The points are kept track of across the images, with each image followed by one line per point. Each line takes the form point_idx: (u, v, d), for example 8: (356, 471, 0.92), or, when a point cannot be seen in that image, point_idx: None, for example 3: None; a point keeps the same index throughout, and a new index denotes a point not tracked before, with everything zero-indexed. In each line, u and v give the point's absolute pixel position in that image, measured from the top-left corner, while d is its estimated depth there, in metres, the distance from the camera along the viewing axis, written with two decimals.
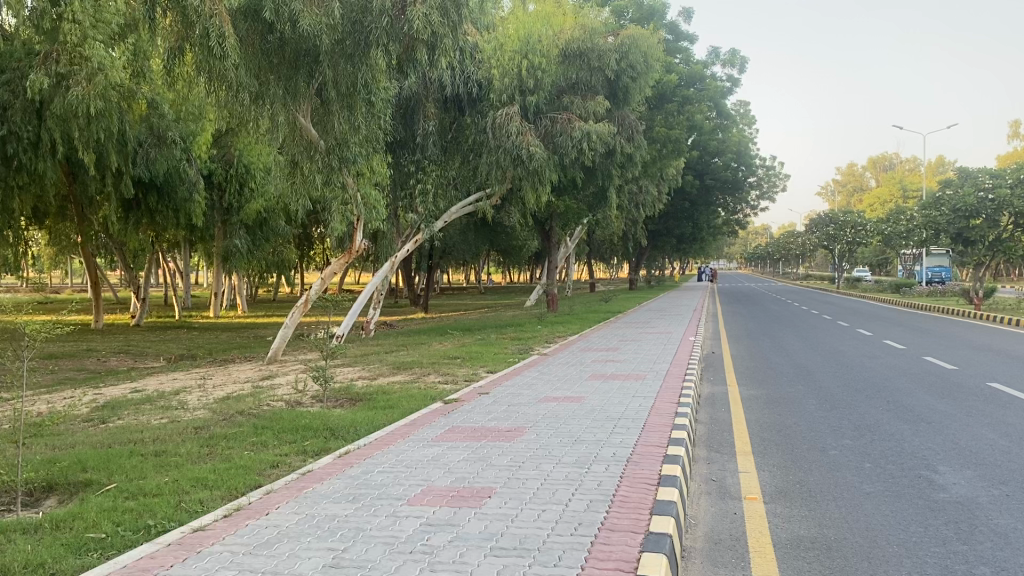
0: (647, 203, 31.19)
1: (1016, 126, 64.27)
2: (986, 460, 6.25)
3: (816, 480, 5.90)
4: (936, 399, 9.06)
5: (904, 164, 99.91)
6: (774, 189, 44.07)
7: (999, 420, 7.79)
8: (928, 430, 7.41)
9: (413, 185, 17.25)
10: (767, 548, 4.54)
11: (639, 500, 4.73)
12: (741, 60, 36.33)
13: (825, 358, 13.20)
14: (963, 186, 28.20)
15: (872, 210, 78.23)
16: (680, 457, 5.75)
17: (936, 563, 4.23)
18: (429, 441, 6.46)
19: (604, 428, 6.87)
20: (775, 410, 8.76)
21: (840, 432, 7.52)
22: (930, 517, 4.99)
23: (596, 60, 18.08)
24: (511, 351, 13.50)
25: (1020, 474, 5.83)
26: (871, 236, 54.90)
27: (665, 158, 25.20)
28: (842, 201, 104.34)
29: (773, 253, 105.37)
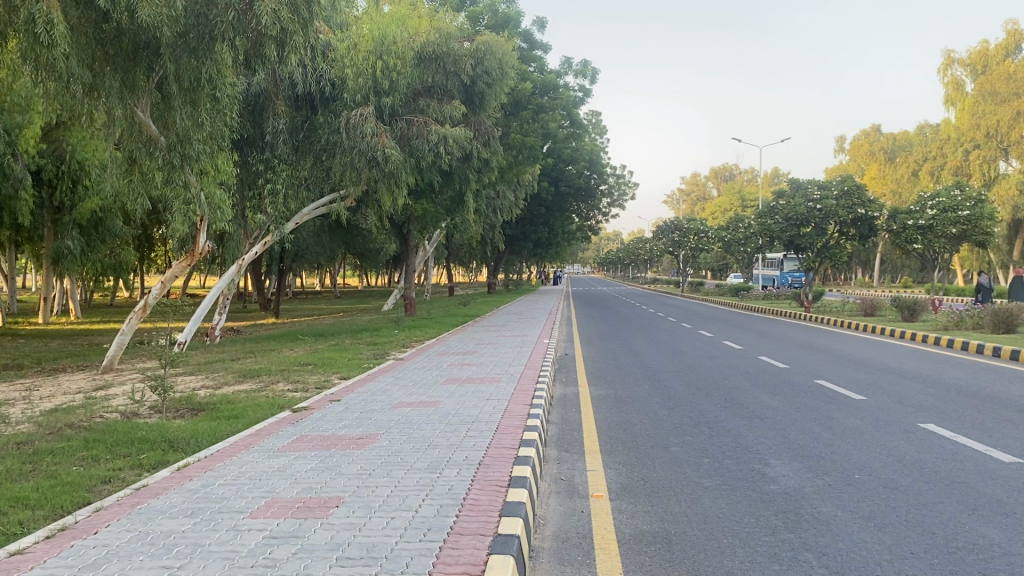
0: (504, 208, 31.54)
1: (842, 141, 69.56)
2: (811, 453, 6.70)
3: (658, 476, 6.13)
4: (770, 395, 9.64)
5: (742, 175, 106.10)
6: (625, 197, 45.57)
7: (824, 414, 8.38)
8: (760, 426, 7.87)
9: (262, 184, 16.67)
10: (612, 545, 4.66)
11: (490, 504, 4.74)
12: (592, 70, 37.42)
13: (669, 359, 13.80)
14: (794, 197, 30.05)
15: (714, 218, 82.48)
16: (530, 458, 5.83)
17: (766, 552, 4.48)
18: (274, 451, 6.26)
19: (457, 432, 6.87)
20: (623, 409, 9.07)
21: (682, 429, 7.86)
22: (762, 508, 5.29)
23: (451, 65, 18.14)
24: (365, 357, 13.29)
25: (842, 465, 6.27)
26: (713, 243, 57.80)
27: (521, 164, 25.59)
28: (687, 209, 109.40)
29: (623, 257, 109.22)
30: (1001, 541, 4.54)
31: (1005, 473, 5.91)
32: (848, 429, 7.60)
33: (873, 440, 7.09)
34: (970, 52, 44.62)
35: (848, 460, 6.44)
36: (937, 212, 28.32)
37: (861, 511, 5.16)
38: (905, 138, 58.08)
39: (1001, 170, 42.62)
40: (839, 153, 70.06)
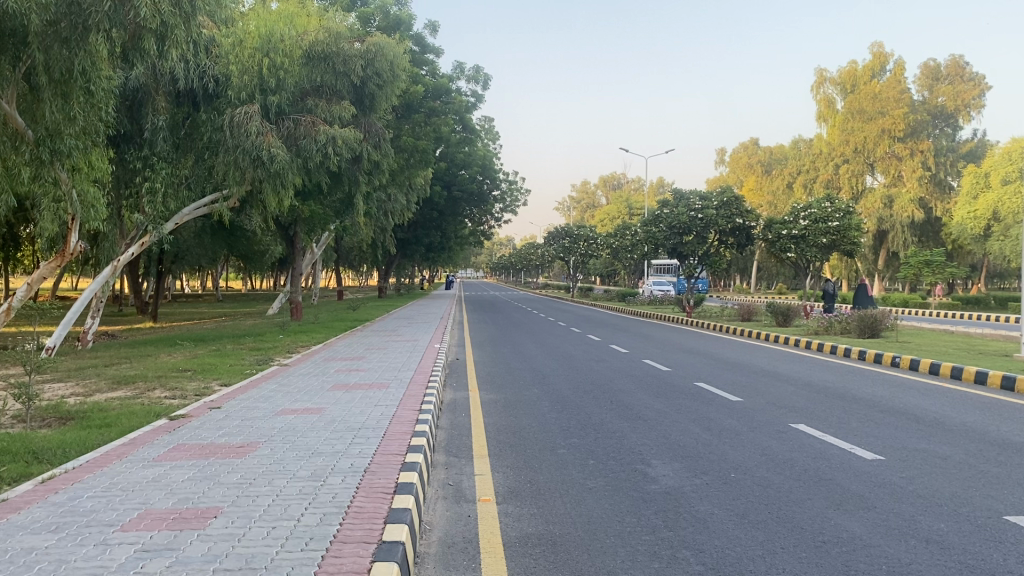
0: (395, 211, 31.28)
1: (722, 154, 72.40)
2: (690, 453, 6.94)
3: (544, 479, 6.21)
4: (653, 397, 9.91)
5: (630, 184, 108.94)
6: (516, 203, 45.95)
7: (703, 415, 8.68)
8: (643, 427, 8.08)
9: (140, 182, 15.95)
10: (497, 548, 4.70)
11: (375, 511, 4.68)
12: (484, 77, 37.59)
13: (558, 363, 13.99)
14: (678, 206, 30.97)
15: (602, 225, 84.19)
16: (417, 464, 5.80)
17: (646, 551, 4.60)
18: (149, 461, 6.00)
19: (343, 439, 6.77)
20: (511, 412, 9.15)
21: (568, 431, 7.99)
22: (643, 507, 5.43)
23: (340, 65, 17.86)
24: (248, 363, 12.89)
25: (719, 464, 6.52)
26: (601, 250, 59.01)
27: (413, 167, 25.41)
28: (577, 216, 111.38)
29: (515, 263, 110.15)
30: (862, 534, 4.82)
31: (868, 469, 6.27)
32: (725, 429, 7.89)
33: (748, 440, 7.39)
34: (840, 71, 47.24)
35: (725, 459, 6.69)
36: (810, 222, 29.80)
37: (736, 508, 5.37)
38: (781, 152, 60.86)
39: (867, 184, 45.26)
40: (720, 165, 72.83)
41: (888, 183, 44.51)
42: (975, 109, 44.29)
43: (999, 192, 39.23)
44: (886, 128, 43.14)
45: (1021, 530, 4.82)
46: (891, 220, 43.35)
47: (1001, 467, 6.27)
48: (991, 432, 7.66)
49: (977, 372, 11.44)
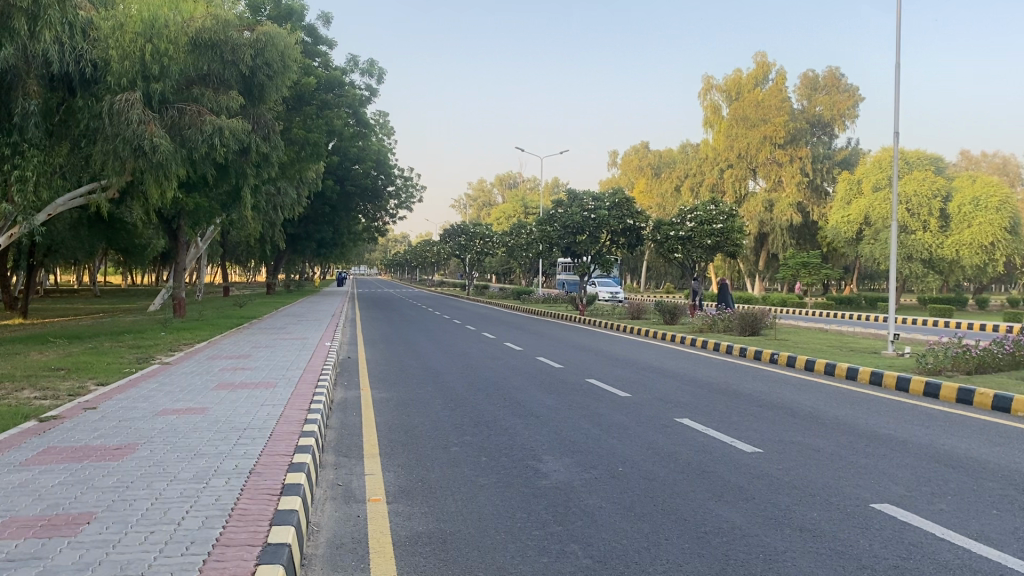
0: (286, 205, 30.51)
1: (615, 156, 73.87)
2: (581, 448, 7.07)
3: (436, 477, 6.19)
4: (545, 394, 10.03)
5: (525, 184, 109.92)
6: (411, 200, 45.59)
7: (594, 411, 8.84)
8: (536, 424, 8.16)
9: (8, 171, 14.93)
10: (386, 547, 4.65)
11: (259, 513, 4.56)
12: (379, 71, 37.13)
13: (452, 361, 13.97)
14: (571, 206, 31.41)
15: (498, 224, 84.58)
16: (305, 464, 5.68)
17: (536, 546, 4.65)
18: (15, 466, 5.65)
19: (227, 440, 6.56)
20: (403, 411, 9.08)
21: (461, 429, 8.00)
22: (534, 503, 5.49)
23: (229, 53, 17.32)
24: (126, 361, 12.33)
25: (608, 459, 6.65)
26: (497, 248, 59.24)
27: (304, 160, 24.83)
28: (473, 214, 111.47)
29: (409, 260, 109.29)
30: (742, 524, 5.02)
31: (748, 461, 6.54)
32: (614, 424, 8.07)
33: (635, 434, 7.58)
34: (725, 79, 49.01)
35: (614, 454, 6.83)
36: (696, 224, 30.84)
37: (623, 501, 5.50)
38: (670, 155, 62.63)
39: (749, 188, 47.12)
40: (614, 166, 74.35)
41: (769, 188, 46.41)
42: (848, 119, 46.80)
43: (870, 199, 41.68)
44: (768, 135, 44.98)
45: (884, 516, 5.14)
46: (772, 223, 45.30)
47: (869, 458, 6.66)
48: (860, 424, 8.12)
49: (847, 368, 12.09)
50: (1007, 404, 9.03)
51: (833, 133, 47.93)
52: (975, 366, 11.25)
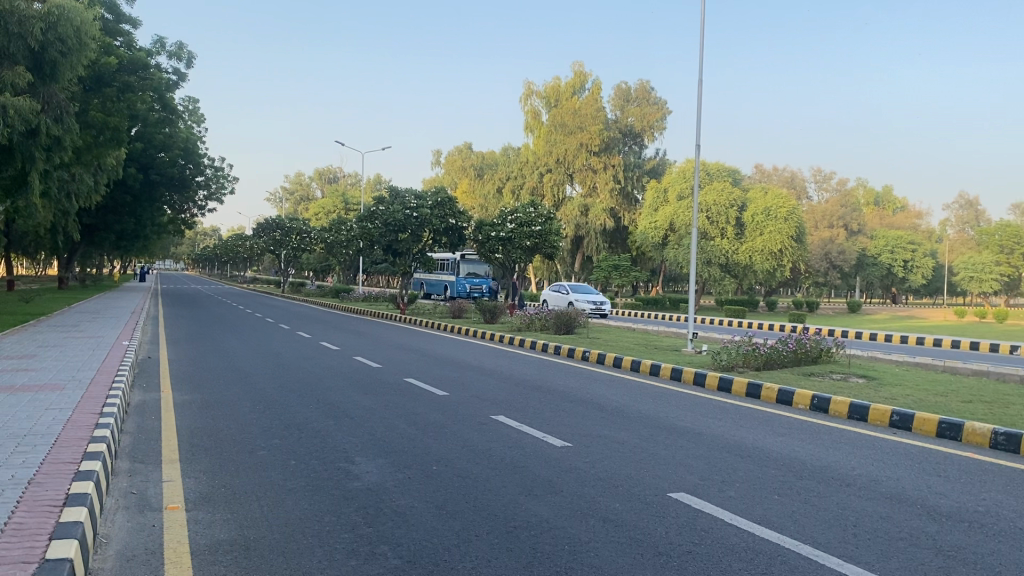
0: (81, 193, 28.19)
1: (438, 155, 74.17)
2: (395, 447, 7.01)
3: (241, 482, 5.93)
4: (360, 394, 9.87)
5: (345, 179, 108.10)
6: (223, 191, 43.58)
7: (410, 411, 8.78)
8: (349, 425, 8.00)
9: None
10: (183, 557, 4.41)
11: (38, 527, 4.18)
12: (188, 55, 35.19)
13: (264, 360, 13.46)
14: (393, 204, 30.72)
15: (316, 219, 82.47)
16: (93, 472, 5.28)
17: (345, 549, 4.56)
18: None
19: (3, 448, 5.98)
20: (208, 414, 8.63)
21: (270, 431, 7.72)
22: (344, 505, 5.39)
23: (14, 26, 15.80)
24: None
25: (421, 458, 6.64)
26: (315, 244, 57.74)
27: (102, 145, 23.10)
28: (290, 208, 107.78)
29: (219, 254, 104.07)
30: (549, 517, 5.16)
31: (558, 455, 6.74)
32: (430, 423, 8.07)
33: (451, 433, 7.61)
34: (544, 86, 50.44)
35: (427, 452, 6.83)
36: (515, 225, 31.59)
37: (435, 500, 5.50)
38: (491, 157, 63.62)
39: (567, 193, 48.62)
40: (435, 166, 74.59)
41: (584, 193, 48.13)
42: (658, 130, 49.42)
43: (675, 207, 44.26)
44: (584, 142, 46.55)
45: (682, 504, 5.45)
46: (586, 227, 47.15)
47: (668, 449, 7.06)
48: (663, 418, 8.58)
49: (652, 364, 12.74)
50: (789, 397, 9.86)
51: (644, 144, 50.56)
52: (763, 362, 12.21)
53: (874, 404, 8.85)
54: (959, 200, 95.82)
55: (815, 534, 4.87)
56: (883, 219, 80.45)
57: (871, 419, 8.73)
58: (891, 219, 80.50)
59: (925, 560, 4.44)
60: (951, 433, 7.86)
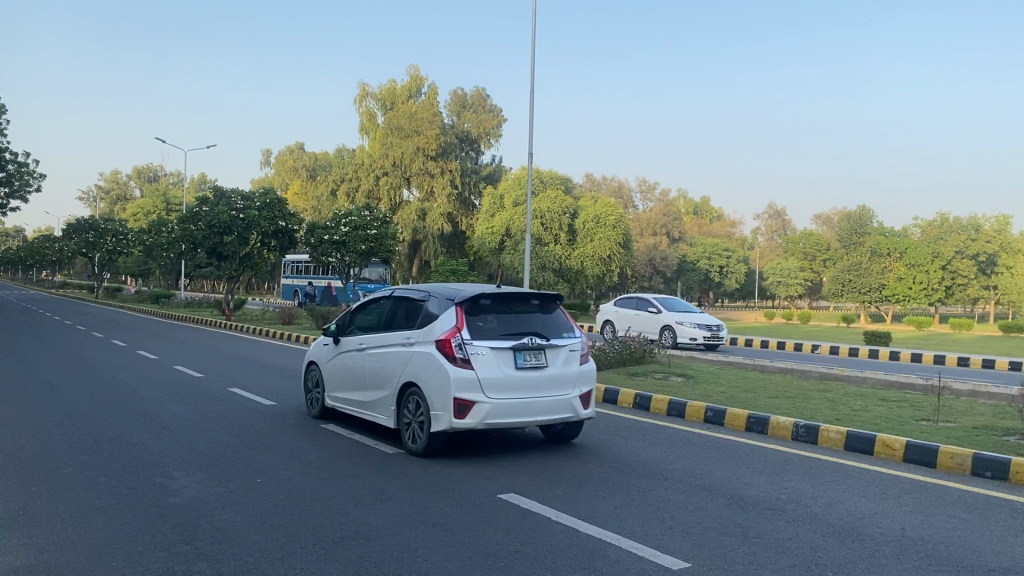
0: None
1: (269, 154, 71.97)
2: (217, 460, 6.72)
3: (42, 503, 5.49)
4: (181, 406, 9.37)
5: (166, 178, 102.62)
6: (27, 188, 40.22)
7: (235, 422, 8.43)
8: (167, 438, 7.59)
9: None
10: None
11: None
12: None
13: (72, 372, 12.48)
14: (217, 204, 29.27)
15: (133, 219, 77.66)
16: None
17: (160, 568, 4.33)
18: None
19: None
20: (6, 431, 7.92)
21: (78, 447, 7.19)
22: (158, 523, 5.11)
23: None
24: None
25: (246, 471, 6.39)
26: (132, 247, 54.53)
27: None
28: (106, 208, 100.80)
29: (22, 257, 95.82)
30: (378, 525, 5.10)
31: (388, 462, 6.68)
32: (256, 434, 7.78)
33: (278, 444, 7.38)
34: (379, 87, 49.94)
35: (252, 465, 6.58)
36: (349, 229, 31.13)
37: (259, 513, 5.32)
38: (325, 159, 62.35)
39: (404, 197, 48.22)
40: (265, 166, 72.27)
41: (421, 198, 48.00)
42: (493, 138, 50.42)
43: (510, 212, 45.14)
44: (421, 146, 46.46)
45: (510, 504, 5.56)
46: (423, 232, 47.12)
47: (498, 452, 7.15)
48: None
49: None
50: (615, 396, 10.26)
51: (480, 150, 51.32)
52: None
53: (691, 401, 9.36)
54: (767, 211, 102.92)
55: (635, 527, 5.09)
56: (701, 228, 85.41)
57: (688, 416, 9.22)
58: (709, 228, 85.59)
59: (733, 546, 4.76)
60: (759, 427, 8.43)
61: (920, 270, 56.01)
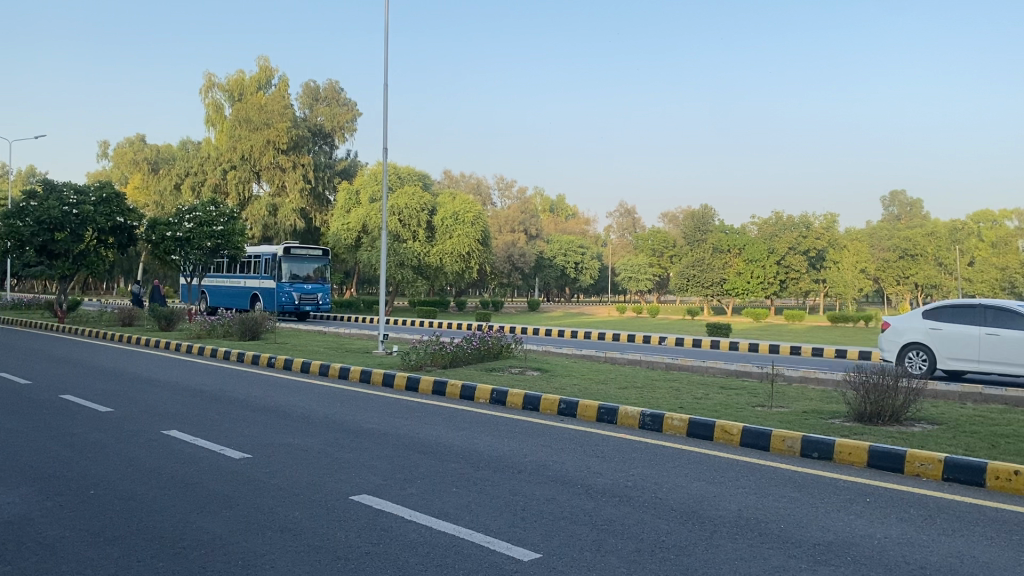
0: None
1: (105, 146, 67.85)
2: (46, 473, 6.27)
3: None
4: (3, 416, 8.66)
5: None
6: None
7: (65, 432, 7.88)
8: None
9: None
10: None
11: None
12: None
13: None
14: (47, 198, 27.25)
15: None
16: None
17: None
18: None
19: None
20: None
21: None
22: None
23: None
24: None
25: (78, 483, 6.00)
26: None
27: None
28: None
29: None
30: (221, 533, 4.91)
31: (234, 468, 6.44)
32: (90, 444, 7.31)
33: (115, 452, 6.96)
34: (226, 78, 48.08)
35: (85, 477, 6.17)
36: (194, 225, 29.79)
37: (92, 527, 5.01)
38: (167, 151, 59.48)
39: (253, 192, 46.76)
40: (102, 158, 68.11)
41: (273, 192, 46.64)
42: (348, 131, 49.92)
43: (366, 208, 44.43)
44: (272, 139, 45.06)
45: (361, 505, 5.46)
46: (275, 227, 45.70)
47: (352, 452, 7.03)
48: (348, 422, 8.52)
49: (339, 368, 12.64)
50: (471, 392, 10.32)
51: (334, 144, 50.40)
52: (449, 360, 12.67)
53: (545, 395, 9.53)
54: (620, 209, 106.42)
55: (488, 522, 5.11)
56: (557, 226, 87.17)
57: (543, 409, 9.39)
58: (564, 225, 87.68)
59: (581, 535, 4.86)
60: (609, 417, 8.69)
61: (757, 265, 59.63)
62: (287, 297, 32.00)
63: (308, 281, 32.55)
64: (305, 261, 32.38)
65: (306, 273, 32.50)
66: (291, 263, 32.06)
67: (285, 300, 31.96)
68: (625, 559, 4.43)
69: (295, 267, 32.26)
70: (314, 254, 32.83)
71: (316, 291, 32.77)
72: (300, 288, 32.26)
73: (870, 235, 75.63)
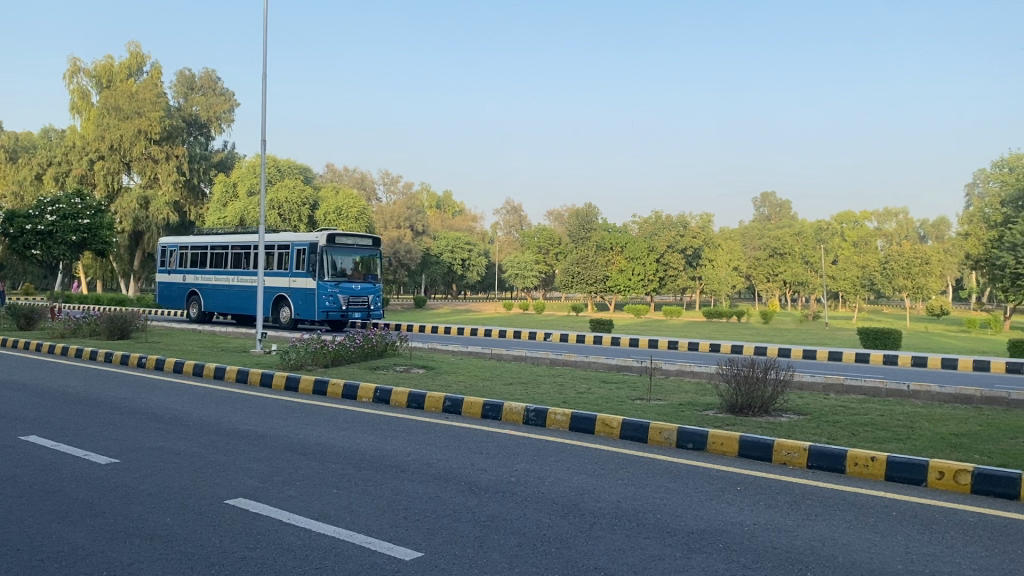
0: None
1: None
2: None
3: None
4: None
5: None
6: None
7: None
8: None
9: None
10: None
11: None
12: None
13: None
14: None
15: None
16: None
17: None
18: None
19: None
20: None
21: None
22: None
23: None
24: None
25: None
26: None
27: None
28: None
29: None
30: (85, 543, 4.65)
31: (99, 474, 6.11)
32: None
33: None
34: (93, 64, 45.62)
35: None
36: (56, 217, 28.33)
37: None
38: (27, 139, 55.95)
39: (122, 183, 44.66)
40: None
41: (144, 184, 44.67)
42: (224, 122, 48.24)
43: (244, 202, 42.91)
44: (143, 129, 43.01)
45: (238, 509, 5.29)
46: (147, 221, 43.70)
47: (227, 455, 6.80)
48: (224, 423, 8.22)
49: (215, 368, 12.18)
50: (353, 391, 10.15)
51: (209, 135, 48.62)
52: (331, 360, 12.44)
53: (429, 393, 9.48)
54: (505, 207, 107.16)
55: (369, 523, 5.04)
56: (443, 222, 86.91)
57: (426, 407, 9.33)
58: (450, 222, 87.39)
59: (463, 532, 4.86)
60: (493, 413, 8.72)
61: (638, 263, 60.80)
62: (330, 302, 22.39)
63: (355, 280, 22.98)
64: (352, 252, 22.81)
65: (350, 269, 22.91)
66: (334, 256, 22.43)
67: (328, 307, 22.36)
68: (508, 554, 4.45)
69: (338, 260, 22.68)
70: (362, 243, 23.25)
71: (366, 293, 23.39)
72: (346, 289, 22.77)
73: (743, 236, 78.79)
